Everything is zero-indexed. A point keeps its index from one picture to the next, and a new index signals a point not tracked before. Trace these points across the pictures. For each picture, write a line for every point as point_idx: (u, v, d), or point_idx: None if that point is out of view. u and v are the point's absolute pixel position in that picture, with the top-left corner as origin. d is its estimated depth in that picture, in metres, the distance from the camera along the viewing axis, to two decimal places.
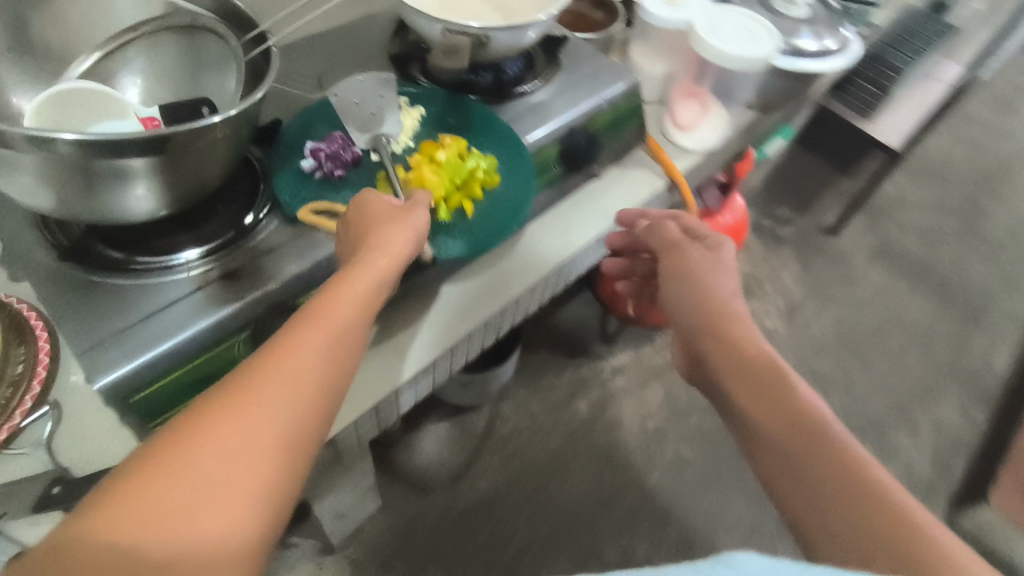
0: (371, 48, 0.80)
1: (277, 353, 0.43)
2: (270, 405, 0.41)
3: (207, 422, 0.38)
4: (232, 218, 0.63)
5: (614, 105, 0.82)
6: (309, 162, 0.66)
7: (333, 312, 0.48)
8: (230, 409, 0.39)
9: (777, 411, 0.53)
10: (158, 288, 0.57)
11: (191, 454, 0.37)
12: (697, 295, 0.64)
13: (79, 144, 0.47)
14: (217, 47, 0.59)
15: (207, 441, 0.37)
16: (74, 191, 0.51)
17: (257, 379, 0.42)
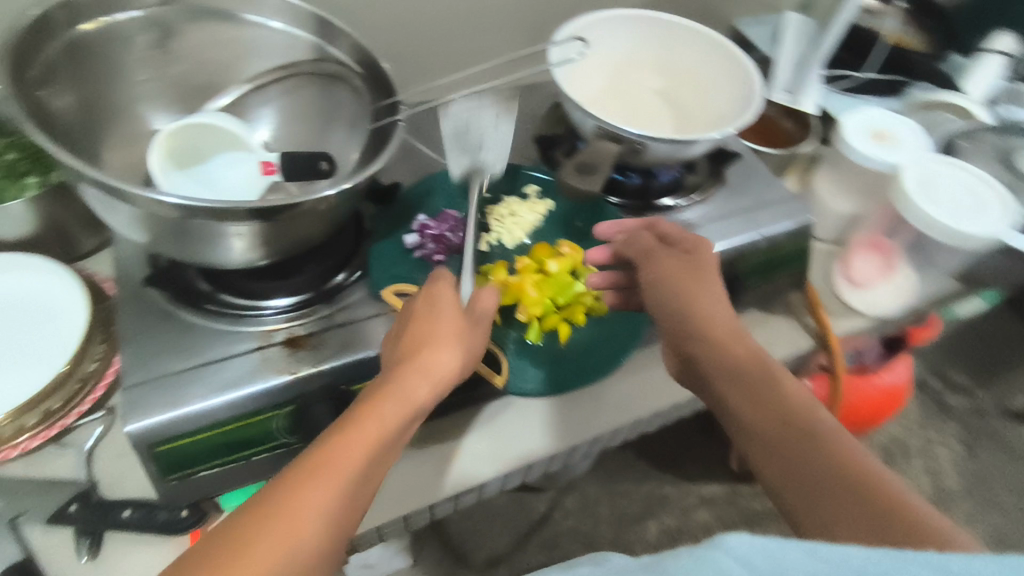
0: (521, 122, 0.75)
1: (324, 465, 0.41)
2: (310, 528, 0.38)
3: (252, 538, 0.37)
4: (319, 276, 0.60)
5: (773, 243, 0.70)
6: (413, 238, 0.61)
7: (386, 419, 0.45)
8: (266, 525, 0.38)
9: (800, 437, 0.46)
10: (223, 336, 0.55)
11: (229, 571, 0.35)
12: (705, 322, 0.55)
13: (184, 209, 0.48)
14: (348, 102, 0.57)
15: (253, 556, 0.36)
16: (174, 237, 0.52)
17: (288, 509, 0.38)
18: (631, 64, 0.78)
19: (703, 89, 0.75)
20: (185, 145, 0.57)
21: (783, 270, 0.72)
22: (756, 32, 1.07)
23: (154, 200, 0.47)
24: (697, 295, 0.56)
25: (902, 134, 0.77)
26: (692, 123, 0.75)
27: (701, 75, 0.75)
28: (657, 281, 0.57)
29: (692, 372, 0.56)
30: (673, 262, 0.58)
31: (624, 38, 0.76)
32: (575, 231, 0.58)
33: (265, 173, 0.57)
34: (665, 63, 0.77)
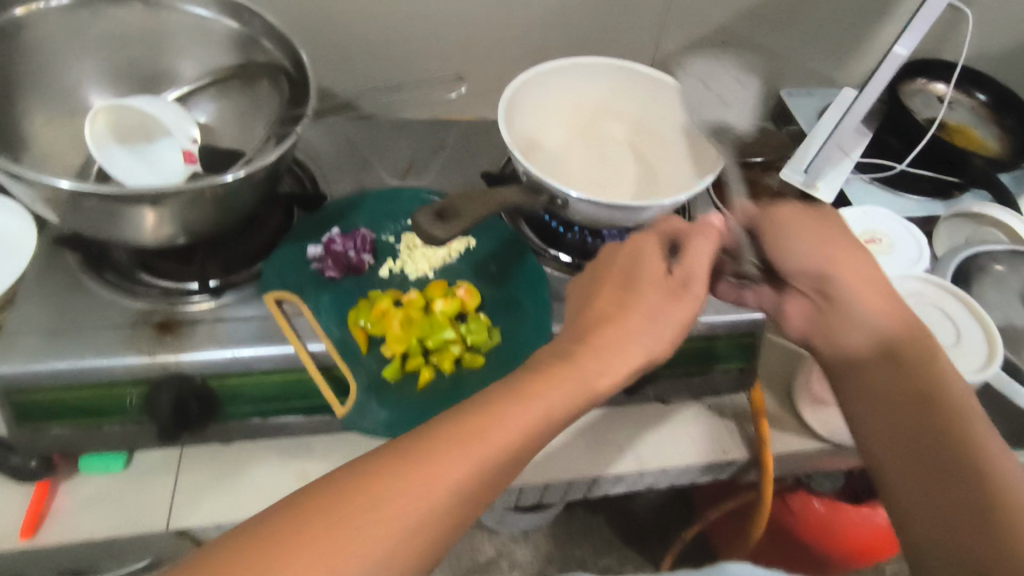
0: (483, 157, 0.75)
1: (499, 394, 0.43)
2: (480, 464, 0.40)
3: (439, 445, 0.40)
4: (221, 270, 0.61)
5: (709, 331, 0.64)
6: (316, 249, 0.62)
7: (545, 363, 0.45)
8: (450, 447, 0.40)
9: (956, 465, 0.45)
10: (109, 308, 0.57)
11: (395, 495, 0.38)
12: (876, 314, 0.53)
13: (77, 192, 0.49)
14: (275, 96, 0.61)
15: (438, 467, 0.39)
16: (75, 218, 0.53)
17: (425, 464, 0.39)
18: (603, 112, 0.75)
19: (672, 148, 0.72)
20: (123, 123, 0.60)
21: (719, 363, 0.67)
22: (801, 102, 0.99)
23: (48, 183, 0.48)
24: (870, 291, 0.53)
25: (897, 243, 0.69)
26: (658, 178, 0.71)
27: (674, 131, 0.71)
28: (840, 267, 0.53)
29: (840, 384, 0.54)
30: (657, 237, 0.51)
31: (594, 84, 0.73)
32: (705, 245, 0.50)
33: (187, 163, 0.60)
34: (640, 115, 0.74)
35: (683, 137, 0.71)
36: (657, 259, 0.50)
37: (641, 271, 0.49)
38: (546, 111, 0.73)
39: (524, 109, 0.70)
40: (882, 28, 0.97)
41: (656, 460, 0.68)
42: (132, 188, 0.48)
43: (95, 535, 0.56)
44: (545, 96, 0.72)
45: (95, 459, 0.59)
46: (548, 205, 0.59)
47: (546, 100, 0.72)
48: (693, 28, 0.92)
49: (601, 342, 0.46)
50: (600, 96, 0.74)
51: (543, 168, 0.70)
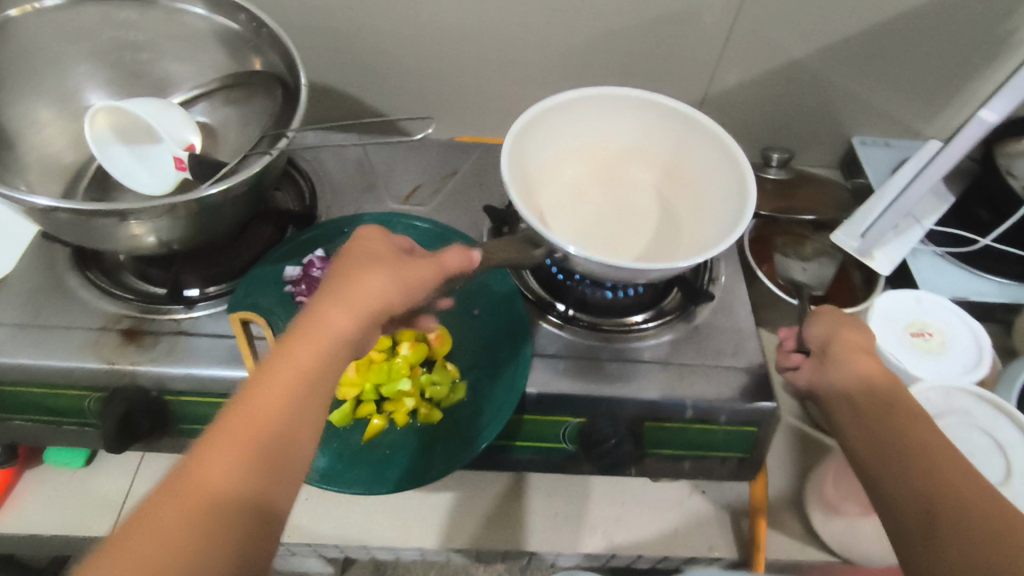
0: (494, 188, 0.71)
1: (262, 387, 0.37)
2: (277, 470, 0.35)
3: (219, 448, 0.34)
4: (201, 280, 0.61)
5: (703, 416, 0.56)
6: (295, 269, 0.60)
7: (304, 357, 0.38)
8: (220, 463, 0.34)
9: (932, 539, 0.36)
10: (83, 308, 0.57)
11: (175, 503, 0.32)
12: (853, 352, 0.48)
13: (54, 209, 0.48)
14: (268, 105, 0.61)
15: (220, 478, 0.34)
16: (54, 229, 0.52)
17: (194, 475, 0.33)
18: (638, 155, 0.68)
19: (699, 195, 0.64)
20: (123, 122, 0.60)
21: (713, 450, 0.59)
22: (874, 155, 0.89)
23: (24, 199, 0.47)
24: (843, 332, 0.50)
25: (955, 344, 0.59)
26: (679, 243, 0.64)
27: (710, 188, 0.63)
28: (845, 341, 0.49)
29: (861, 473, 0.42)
30: (382, 270, 0.42)
31: (635, 124, 0.66)
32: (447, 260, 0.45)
33: (178, 169, 0.60)
34: (673, 163, 0.66)
35: (711, 192, 0.63)
36: (375, 294, 0.41)
37: (368, 303, 0.40)
38: (573, 146, 0.67)
39: (546, 143, 0.64)
40: (985, 79, 0.84)
41: (631, 545, 0.61)
42: (99, 206, 0.46)
43: (42, 530, 0.57)
44: (575, 129, 0.65)
45: (60, 453, 0.59)
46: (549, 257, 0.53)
47: (576, 133, 0.66)
48: (759, 61, 0.82)
49: (342, 334, 0.39)
50: (638, 138, 0.67)
51: (552, 211, 0.65)
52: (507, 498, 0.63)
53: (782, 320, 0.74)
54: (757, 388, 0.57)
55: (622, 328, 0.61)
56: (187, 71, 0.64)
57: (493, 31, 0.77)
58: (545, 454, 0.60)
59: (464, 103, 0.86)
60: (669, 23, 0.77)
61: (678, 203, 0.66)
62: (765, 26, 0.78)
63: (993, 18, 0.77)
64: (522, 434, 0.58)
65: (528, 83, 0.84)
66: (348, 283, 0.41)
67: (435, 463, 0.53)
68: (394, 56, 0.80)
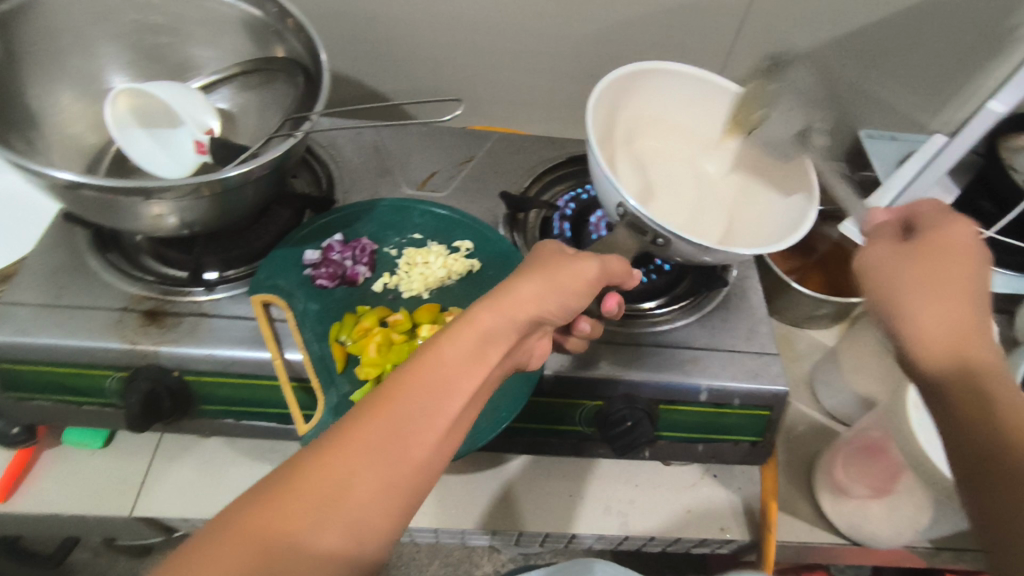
0: (509, 177, 0.72)
1: (413, 376, 0.38)
2: (409, 472, 0.36)
3: (365, 430, 0.35)
4: (220, 263, 0.61)
5: (716, 400, 0.57)
6: (314, 253, 0.60)
7: (455, 358, 0.39)
8: (405, 418, 0.36)
9: None
10: (104, 290, 0.58)
11: (316, 475, 0.34)
12: (936, 325, 0.39)
13: (81, 185, 0.48)
14: (290, 91, 0.61)
15: (387, 438, 0.36)
16: (79, 207, 0.52)
17: (384, 424, 0.36)
18: (699, 140, 0.70)
19: (751, 176, 0.67)
20: (144, 106, 0.60)
21: (726, 433, 0.60)
22: (881, 148, 0.90)
23: (51, 174, 0.48)
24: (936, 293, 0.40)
25: None
26: (727, 228, 0.65)
27: (770, 178, 0.65)
28: (912, 309, 0.40)
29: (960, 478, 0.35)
30: (534, 281, 0.46)
31: (706, 110, 0.68)
32: (590, 269, 0.49)
33: (198, 153, 0.61)
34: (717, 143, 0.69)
35: (763, 173, 0.66)
36: (526, 311, 0.44)
37: (518, 314, 0.43)
38: (641, 117, 0.68)
39: (621, 107, 0.66)
40: (990, 74, 0.85)
41: (645, 527, 0.62)
42: (125, 182, 0.47)
43: (61, 509, 0.57)
44: (647, 101, 0.67)
45: (81, 434, 0.60)
46: (648, 244, 0.56)
47: (647, 106, 0.68)
48: (769, 53, 0.83)
49: (490, 340, 0.41)
50: (704, 124, 0.69)
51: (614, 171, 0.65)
52: (523, 480, 0.64)
53: (790, 308, 0.75)
54: (770, 373, 0.58)
55: (635, 314, 0.62)
56: (208, 56, 0.65)
57: (506, 20, 0.78)
58: (561, 436, 0.61)
59: (475, 92, 0.86)
60: (681, 14, 0.78)
61: (726, 183, 0.69)
62: (776, 17, 0.79)
63: (1000, 13, 0.78)
64: (540, 416, 0.59)
65: (539, 72, 0.84)
66: (507, 294, 0.44)
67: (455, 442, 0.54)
68: (409, 45, 0.81)
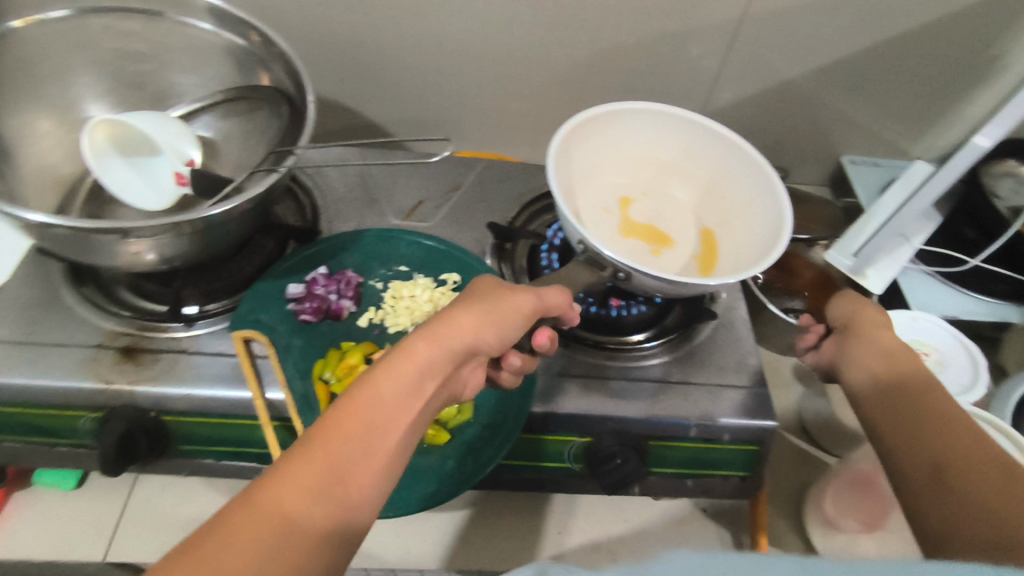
0: (496, 206, 0.71)
1: (349, 410, 0.36)
2: (351, 510, 0.33)
3: (301, 470, 0.33)
4: (200, 297, 0.60)
5: (705, 436, 0.57)
6: (297, 288, 0.59)
7: (392, 394, 0.38)
8: (343, 459, 0.34)
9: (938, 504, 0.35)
10: (79, 325, 0.56)
11: (259, 519, 0.31)
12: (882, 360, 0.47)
13: (54, 225, 0.46)
14: (273, 122, 0.60)
15: (326, 478, 0.33)
16: (53, 245, 0.50)
17: (323, 462, 0.34)
18: (670, 166, 0.69)
19: (722, 201, 0.67)
20: (123, 137, 0.59)
21: (717, 471, 0.59)
22: (865, 174, 0.90)
23: (19, 214, 0.46)
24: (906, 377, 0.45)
25: (949, 359, 0.61)
26: (709, 258, 0.65)
27: (745, 201, 0.64)
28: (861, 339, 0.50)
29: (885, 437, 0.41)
30: (476, 310, 0.44)
31: (671, 138, 0.68)
32: (528, 299, 0.47)
33: (178, 185, 0.60)
34: (685, 170, 0.69)
35: (733, 198, 0.66)
36: (466, 338, 0.43)
37: (459, 342, 0.42)
38: (607, 154, 0.67)
39: (585, 149, 0.65)
40: (970, 102, 0.87)
41: (634, 564, 0.61)
42: (97, 224, 0.45)
43: (34, 555, 0.55)
44: (613, 141, 0.67)
45: (51, 475, 0.58)
46: (610, 277, 0.56)
47: (612, 147, 0.67)
48: (754, 82, 0.84)
49: (431, 371, 0.40)
50: (672, 155, 0.68)
51: (585, 215, 0.64)
52: (508, 516, 0.63)
53: (778, 336, 0.75)
54: (760, 407, 0.57)
55: (624, 345, 0.62)
56: (190, 82, 0.64)
57: (492, 46, 0.78)
58: (550, 472, 0.60)
59: (463, 117, 0.86)
60: (667, 42, 0.78)
61: (699, 208, 0.69)
62: (761, 46, 0.80)
63: (978, 44, 0.80)
64: (529, 454, 0.58)
65: (526, 97, 0.84)
66: (445, 322, 0.43)
67: (439, 486, 0.53)
68: (395, 70, 0.80)
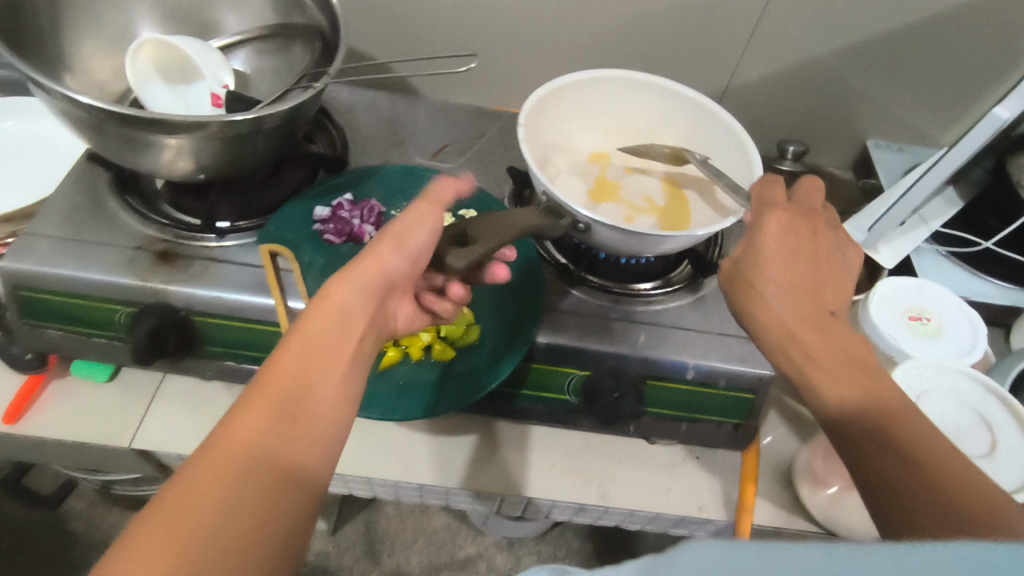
0: (517, 156, 0.74)
1: (282, 361, 0.40)
2: (306, 439, 0.38)
3: (248, 418, 0.37)
4: (231, 213, 0.64)
5: (701, 379, 0.59)
6: (322, 211, 0.63)
7: (319, 336, 0.41)
8: (284, 399, 0.38)
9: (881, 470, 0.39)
10: (121, 228, 0.60)
11: (226, 457, 0.35)
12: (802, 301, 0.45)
13: (100, 109, 0.51)
14: (306, 55, 0.64)
15: (272, 416, 0.37)
16: (103, 139, 0.55)
17: (264, 404, 0.37)
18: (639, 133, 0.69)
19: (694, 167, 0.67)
20: (167, 60, 0.64)
21: (713, 418, 0.61)
22: (887, 158, 0.90)
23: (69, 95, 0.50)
24: (823, 281, 0.46)
25: (951, 327, 0.62)
26: (682, 218, 0.64)
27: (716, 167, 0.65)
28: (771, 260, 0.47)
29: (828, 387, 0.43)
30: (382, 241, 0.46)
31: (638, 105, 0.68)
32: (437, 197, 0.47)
33: (213, 105, 0.63)
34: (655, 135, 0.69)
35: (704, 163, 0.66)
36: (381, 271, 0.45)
37: (375, 276, 0.45)
38: (579, 123, 0.68)
39: (557, 117, 0.66)
40: (998, 91, 0.86)
41: (624, 500, 0.63)
42: (146, 111, 0.49)
43: (66, 436, 0.59)
44: (582, 109, 0.67)
45: (85, 368, 0.62)
46: (570, 227, 0.56)
47: (594, 110, 0.68)
48: (782, 57, 0.85)
49: (349, 315, 0.43)
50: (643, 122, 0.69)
51: (560, 180, 0.65)
52: (507, 446, 0.65)
53: None
54: (759, 357, 0.59)
55: (630, 289, 0.64)
56: (234, 16, 0.67)
57: (525, 5, 0.80)
58: (550, 404, 0.62)
59: (492, 76, 0.88)
60: (696, 11, 0.80)
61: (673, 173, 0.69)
62: (790, 21, 0.81)
63: (1009, 30, 0.80)
64: (532, 384, 0.61)
65: (553, 58, 0.86)
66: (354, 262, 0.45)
67: (442, 397, 0.56)
68: (430, 24, 0.83)
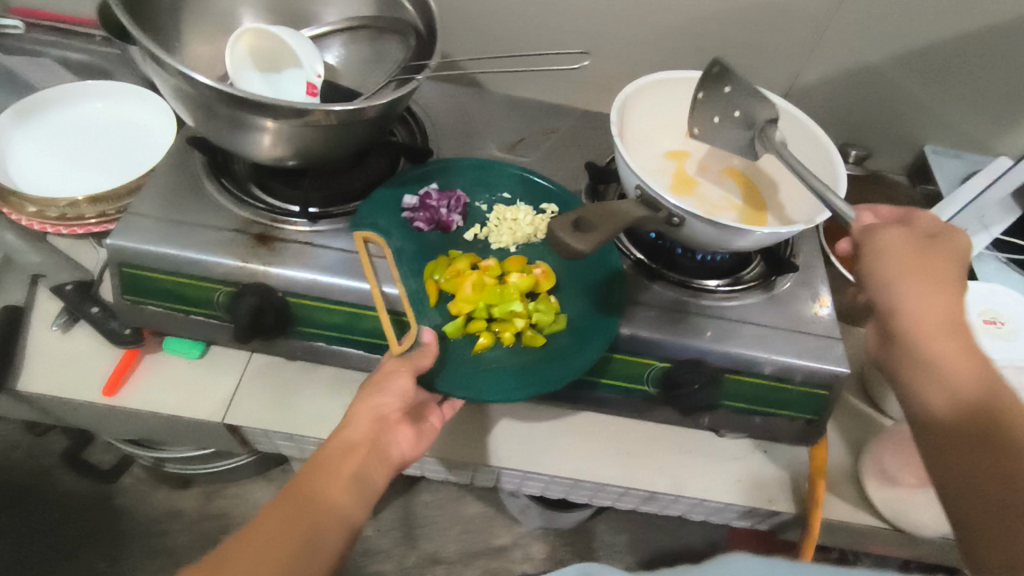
0: (591, 152, 0.75)
1: (299, 483, 0.49)
2: (312, 544, 0.46)
3: (263, 525, 0.46)
4: (321, 199, 0.65)
5: (778, 374, 0.60)
6: (410, 200, 0.65)
7: (332, 459, 0.50)
8: (296, 511, 0.47)
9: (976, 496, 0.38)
10: (219, 209, 0.62)
11: (253, 548, 0.44)
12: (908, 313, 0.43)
13: (217, 92, 0.52)
14: (399, 50, 0.66)
15: (285, 526, 0.46)
16: (211, 121, 0.57)
17: (282, 516, 0.46)
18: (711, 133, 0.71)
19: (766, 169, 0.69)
20: (264, 47, 0.65)
21: (786, 412, 0.63)
22: (945, 165, 0.91)
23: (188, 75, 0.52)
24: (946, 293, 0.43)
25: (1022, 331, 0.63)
26: (761, 215, 0.67)
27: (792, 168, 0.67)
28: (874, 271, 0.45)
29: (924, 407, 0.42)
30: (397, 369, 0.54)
31: None
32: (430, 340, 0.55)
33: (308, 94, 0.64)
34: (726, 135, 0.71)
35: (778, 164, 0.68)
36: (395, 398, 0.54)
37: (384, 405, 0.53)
38: (655, 122, 0.70)
39: (638, 116, 0.68)
40: None
41: (695, 490, 0.65)
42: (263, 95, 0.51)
43: (163, 408, 0.62)
44: (659, 109, 0.69)
45: (178, 345, 0.64)
46: (663, 223, 0.57)
47: (671, 109, 0.70)
48: (846, 62, 0.86)
49: (365, 438, 0.52)
50: None
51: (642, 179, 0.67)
52: (580, 434, 0.67)
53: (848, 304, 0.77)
54: (835, 354, 0.61)
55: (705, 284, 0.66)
56: (324, 8, 0.69)
57: (597, 3, 0.81)
58: (627, 393, 0.64)
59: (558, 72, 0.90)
60: (766, 14, 0.81)
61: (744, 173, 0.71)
62: (857, 27, 0.82)
63: None
64: (611, 373, 0.63)
65: (620, 57, 0.87)
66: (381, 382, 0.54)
67: (529, 383, 0.57)
68: (501, 20, 0.84)
